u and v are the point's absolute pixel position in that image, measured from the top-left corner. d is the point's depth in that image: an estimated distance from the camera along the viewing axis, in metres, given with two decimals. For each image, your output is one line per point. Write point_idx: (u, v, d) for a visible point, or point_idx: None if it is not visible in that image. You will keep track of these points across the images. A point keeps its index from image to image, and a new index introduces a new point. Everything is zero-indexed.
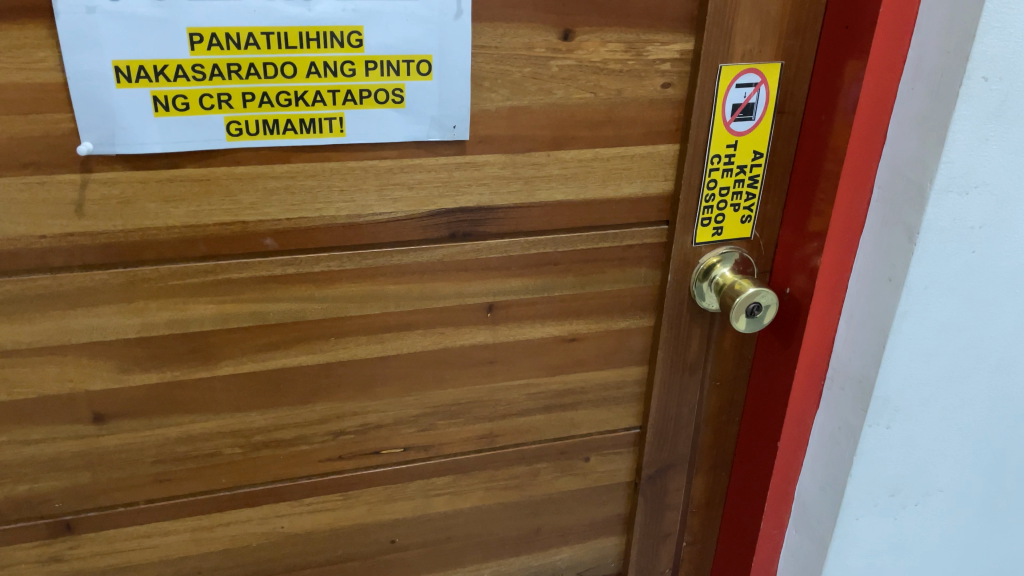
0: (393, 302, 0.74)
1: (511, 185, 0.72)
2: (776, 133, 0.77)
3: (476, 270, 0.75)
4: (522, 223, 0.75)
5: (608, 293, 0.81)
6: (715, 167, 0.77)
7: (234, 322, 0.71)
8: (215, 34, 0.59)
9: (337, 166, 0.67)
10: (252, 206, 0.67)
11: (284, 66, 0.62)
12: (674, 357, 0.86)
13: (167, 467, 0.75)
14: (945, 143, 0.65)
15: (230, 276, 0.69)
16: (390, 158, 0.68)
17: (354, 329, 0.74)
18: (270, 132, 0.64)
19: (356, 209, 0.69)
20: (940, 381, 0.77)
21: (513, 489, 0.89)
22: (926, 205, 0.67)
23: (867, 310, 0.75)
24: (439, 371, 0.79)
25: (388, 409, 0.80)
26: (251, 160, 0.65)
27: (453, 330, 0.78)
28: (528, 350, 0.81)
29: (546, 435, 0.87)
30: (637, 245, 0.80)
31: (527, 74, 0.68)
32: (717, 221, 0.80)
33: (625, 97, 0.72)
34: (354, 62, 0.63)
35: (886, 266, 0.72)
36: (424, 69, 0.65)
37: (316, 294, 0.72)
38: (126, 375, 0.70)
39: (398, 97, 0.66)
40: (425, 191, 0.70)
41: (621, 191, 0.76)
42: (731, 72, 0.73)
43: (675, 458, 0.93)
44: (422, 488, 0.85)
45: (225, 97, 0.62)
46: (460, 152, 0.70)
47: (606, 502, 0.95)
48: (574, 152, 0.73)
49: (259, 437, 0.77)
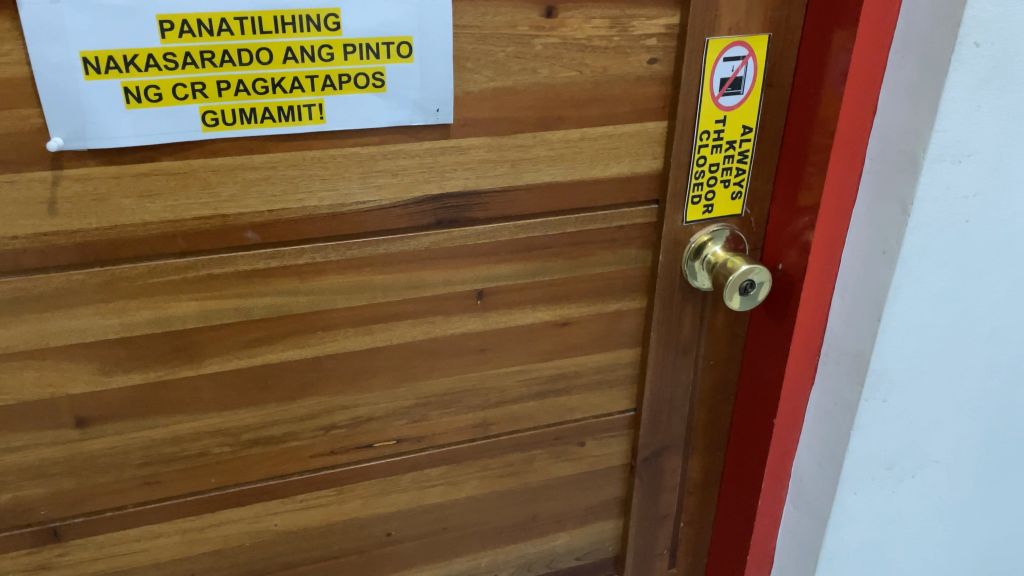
0: (380, 293, 0.73)
1: (497, 168, 0.71)
2: (764, 107, 0.76)
3: (463, 257, 0.74)
4: (509, 207, 0.73)
5: (598, 276, 0.80)
6: (705, 143, 0.76)
7: (217, 319, 0.69)
8: (185, 21, 0.57)
9: (318, 154, 0.65)
10: (231, 199, 0.64)
11: (259, 52, 0.60)
12: (667, 338, 0.85)
13: (154, 469, 0.73)
14: (937, 110, 0.64)
15: (211, 271, 0.67)
16: (372, 144, 0.66)
17: (343, 321, 0.73)
18: (248, 121, 0.62)
19: (339, 198, 0.67)
20: (935, 351, 0.77)
21: (508, 476, 0.88)
22: (919, 176, 0.67)
23: (862, 283, 0.74)
24: (430, 360, 0.78)
25: (379, 402, 0.78)
26: (228, 151, 0.63)
27: (443, 318, 0.76)
28: (520, 336, 0.80)
29: (540, 421, 0.86)
30: (627, 226, 0.79)
31: (511, 54, 0.66)
32: (708, 198, 0.79)
33: (611, 74, 0.70)
34: (332, 46, 0.61)
35: (880, 239, 0.71)
36: (404, 51, 0.63)
37: (301, 286, 0.70)
38: (108, 377, 0.68)
39: (378, 81, 0.64)
40: (409, 177, 0.69)
41: (610, 171, 0.75)
42: (718, 46, 0.71)
43: (670, 438, 0.92)
44: (416, 479, 0.84)
45: (199, 87, 0.60)
46: (444, 137, 0.68)
47: (603, 485, 0.94)
48: (561, 133, 0.71)
49: (248, 436, 0.75)
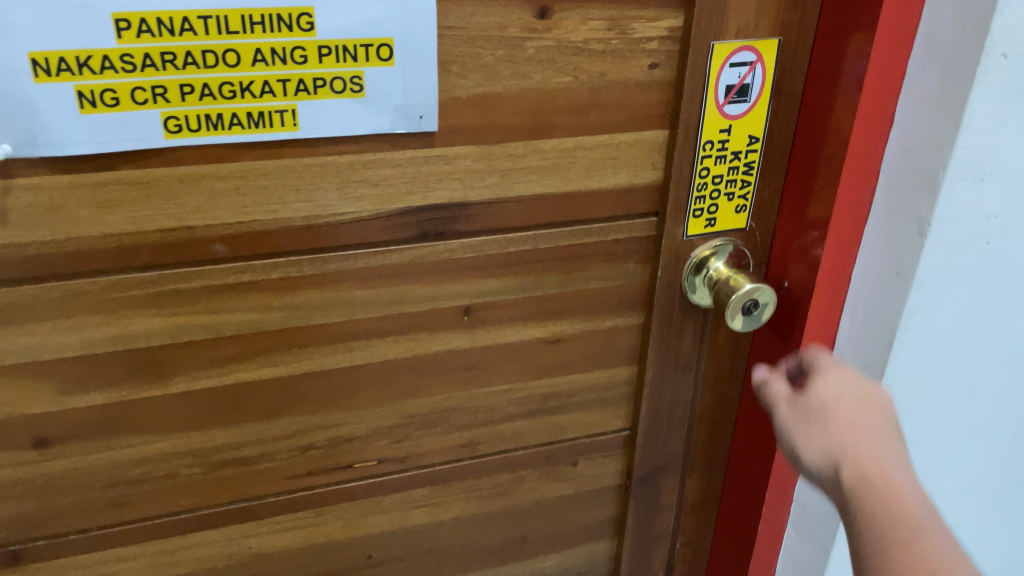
0: (359, 308, 0.68)
1: (486, 178, 0.67)
2: (771, 116, 0.71)
3: (449, 271, 0.70)
4: (498, 219, 0.69)
5: (593, 291, 0.76)
6: (708, 154, 0.71)
7: (185, 336, 0.64)
8: (144, 20, 0.53)
9: (292, 163, 0.61)
10: (198, 210, 0.60)
11: (225, 53, 0.55)
12: (665, 355, 0.81)
13: (120, 491, 0.69)
14: (960, 126, 0.59)
15: (177, 286, 0.62)
16: (350, 152, 0.62)
17: (321, 337, 0.69)
18: (214, 128, 0.58)
19: (315, 209, 0.63)
20: (949, 378, 0.73)
21: (497, 497, 0.84)
22: (938, 195, 0.62)
23: (873, 306, 0.70)
24: (414, 378, 0.74)
25: (360, 422, 0.74)
26: (194, 159, 0.58)
27: (427, 335, 0.72)
28: (510, 353, 0.76)
29: (530, 440, 0.82)
30: (624, 239, 0.74)
31: (501, 57, 0.62)
32: (711, 212, 0.74)
33: (609, 79, 0.66)
34: (305, 48, 0.57)
35: (894, 260, 0.67)
36: (385, 53, 0.59)
37: (275, 302, 0.66)
38: (68, 397, 0.64)
39: (356, 85, 0.59)
40: (391, 187, 0.64)
41: (606, 182, 0.70)
42: (724, 51, 0.67)
43: (667, 459, 0.88)
44: (399, 500, 0.80)
45: (160, 91, 0.55)
46: (428, 145, 0.63)
47: (596, 505, 0.90)
48: (554, 142, 0.67)
49: (219, 456, 0.71)
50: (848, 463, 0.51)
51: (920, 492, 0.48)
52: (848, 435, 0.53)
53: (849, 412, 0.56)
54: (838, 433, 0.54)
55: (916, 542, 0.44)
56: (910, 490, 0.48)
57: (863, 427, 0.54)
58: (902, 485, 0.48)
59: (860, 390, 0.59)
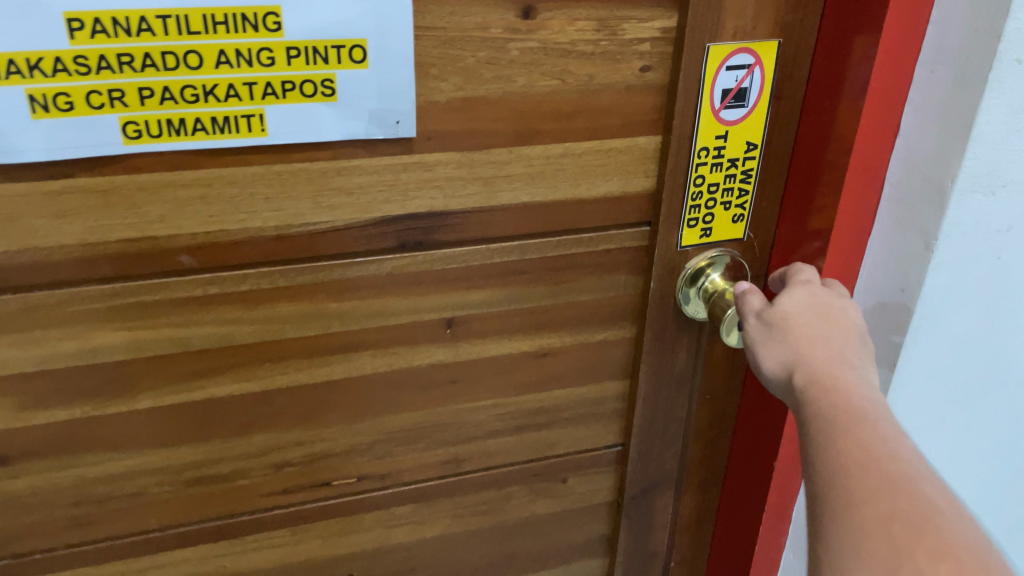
0: (335, 321, 0.65)
1: (468, 186, 0.63)
2: (771, 121, 0.68)
3: (430, 283, 0.66)
4: (481, 228, 0.65)
5: (582, 303, 0.72)
6: (703, 161, 0.68)
7: (151, 350, 0.62)
8: (99, 20, 0.49)
9: (261, 170, 0.58)
10: (161, 219, 0.57)
11: (187, 55, 0.52)
12: (659, 370, 0.77)
13: (85, 510, 0.67)
14: (970, 136, 0.56)
15: (140, 299, 0.59)
16: (323, 159, 0.59)
17: (294, 351, 0.65)
18: (176, 134, 0.55)
19: (286, 218, 0.60)
20: (955, 398, 0.69)
21: (482, 514, 0.81)
22: (946, 209, 0.58)
23: (877, 323, 0.66)
24: (395, 393, 0.71)
25: (337, 438, 0.71)
26: (156, 166, 0.55)
27: (408, 349, 0.69)
28: (495, 367, 0.73)
29: (518, 457, 0.79)
30: (615, 249, 0.71)
31: (482, 59, 0.58)
32: (706, 221, 0.71)
33: (598, 83, 0.62)
34: (272, 49, 0.53)
35: (899, 275, 0.63)
36: (358, 55, 0.55)
37: (245, 315, 0.62)
38: (28, 413, 0.61)
39: (328, 89, 0.56)
40: (367, 196, 0.61)
41: (596, 190, 0.67)
42: (720, 53, 0.63)
43: (661, 476, 0.85)
44: (380, 518, 0.77)
45: (118, 94, 0.52)
46: (407, 152, 0.60)
47: (587, 523, 0.86)
48: (541, 148, 0.64)
49: (190, 474, 0.68)
50: (802, 368, 0.53)
51: (868, 389, 0.49)
52: (804, 340, 0.55)
53: (811, 320, 0.58)
54: (797, 341, 0.56)
55: (858, 426, 0.45)
56: (854, 385, 0.50)
57: (821, 333, 0.56)
58: (846, 382, 0.50)
59: (823, 302, 0.60)
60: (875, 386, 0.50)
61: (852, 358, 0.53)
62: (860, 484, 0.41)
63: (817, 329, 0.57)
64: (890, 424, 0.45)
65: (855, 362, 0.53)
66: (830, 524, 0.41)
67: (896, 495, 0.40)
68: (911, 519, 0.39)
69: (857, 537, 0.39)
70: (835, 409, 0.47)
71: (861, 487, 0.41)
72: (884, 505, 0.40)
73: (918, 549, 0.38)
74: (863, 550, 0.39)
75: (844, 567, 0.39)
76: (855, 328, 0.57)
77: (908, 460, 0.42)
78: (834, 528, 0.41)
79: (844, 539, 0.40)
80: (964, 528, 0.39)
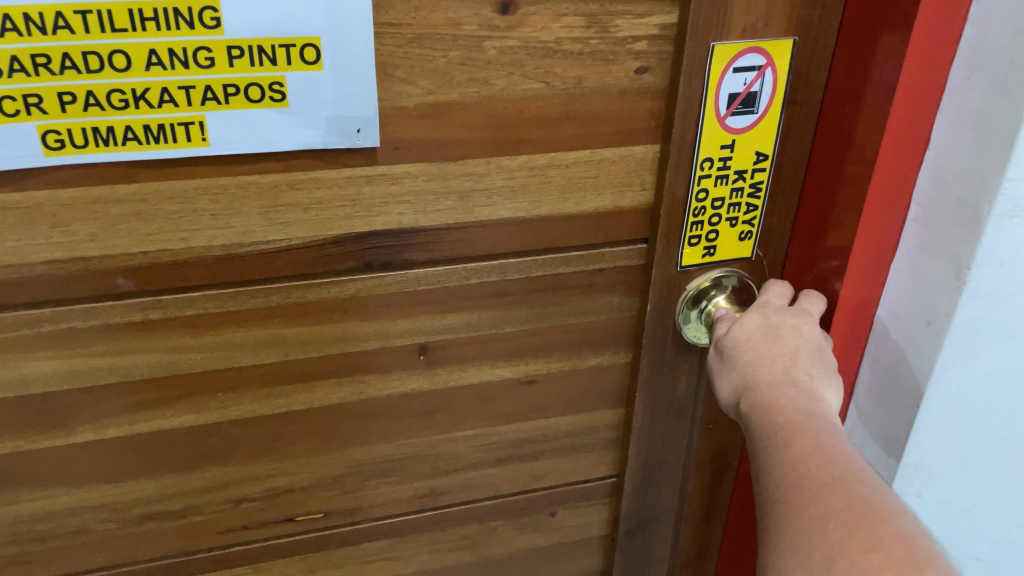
0: (294, 347, 0.59)
1: (441, 201, 0.57)
2: (784, 129, 0.60)
3: (401, 306, 0.60)
4: (457, 247, 0.59)
5: (572, 326, 0.66)
6: (707, 173, 0.60)
7: (88, 379, 0.56)
8: (6, 16, 0.43)
9: (204, 184, 0.51)
10: (92, 238, 0.51)
11: (112, 56, 0.46)
12: (656, 398, 0.71)
13: (24, 548, 0.61)
14: (1012, 153, 0.48)
15: (72, 325, 0.53)
16: (275, 170, 0.52)
17: (250, 380, 0.59)
18: (105, 144, 0.48)
19: (235, 236, 0.54)
20: (985, 439, 0.62)
21: (463, 550, 0.75)
22: (981, 234, 0.51)
23: (899, 357, 0.59)
24: (365, 424, 0.64)
25: (301, 471, 0.65)
26: (83, 180, 0.49)
27: (378, 376, 0.63)
28: (476, 396, 0.66)
29: (501, 489, 0.72)
30: (608, 269, 0.64)
31: (455, 60, 0.52)
32: (709, 239, 0.64)
33: (587, 86, 0.55)
34: (211, 48, 0.47)
35: (925, 305, 0.56)
36: (311, 55, 0.49)
37: (193, 342, 0.56)
38: None
39: (277, 93, 0.50)
40: (326, 212, 0.55)
41: (586, 205, 0.60)
42: (727, 53, 0.56)
43: (659, 509, 0.78)
44: (351, 554, 0.71)
45: (35, 100, 0.46)
46: (370, 163, 0.54)
47: (578, 557, 0.80)
48: (523, 159, 0.57)
49: (138, 510, 0.62)
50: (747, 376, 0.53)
51: (808, 394, 0.49)
52: (749, 348, 0.55)
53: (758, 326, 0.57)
54: (744, 347, 0.56)
55: (796, 430, 0.46)
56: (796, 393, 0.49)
57: (767, 337, 0.56)
58: (787, 393, 0.50)
59: (772, 306, 0.60)
60: (815, 388, 0.50)
61: (800, 366, 0.52)
62: (798, 488, 0.42)
63: (764, 334, 0.56)
64: (827, 427, 0.46)
65: (801, 368, 0.53)
66: (777, 530, 0.42)
67: (829, 494, 0.41)
68: (845, 515, 0.39)
69: (797, 540, 0.40)
70: (775, 419, 0.48)
71: (800, 491, 0.42)
72: (820, 507, 0.41)
73: (852, 543, 0.38)
74: (800, 551, 0.40)
75: (785, 568, 0.40)
76: (808, 332, 0.56)
77: (844, 460, 0.43)
78: (778, 533, 0.41)
79: (786, 542, 0.40)
80: (898, 517, 0.39)
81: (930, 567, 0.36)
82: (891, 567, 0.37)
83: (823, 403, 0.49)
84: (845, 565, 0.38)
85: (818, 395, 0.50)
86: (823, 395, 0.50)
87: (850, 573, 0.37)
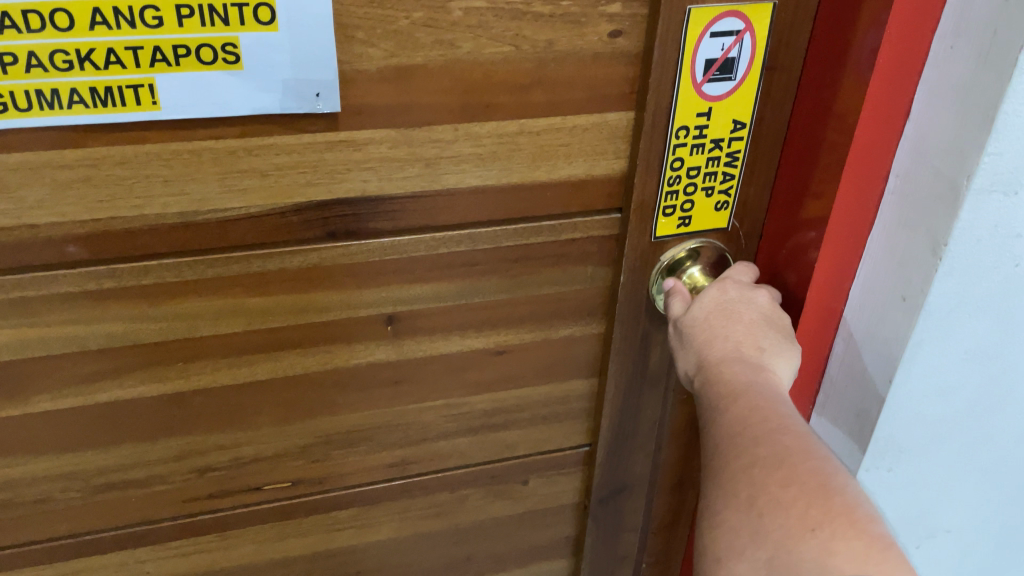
0: (257, 317, 0.58)
1: (407, 168, 0.55)
2: (762, 96, 0.59)
3: (367, 276, 0.59)
4: (424, 216, 0.57)
5: (544, 297, 0.65)
6: (682, 141, 0.59)
7: (43, 349, 0.54)
8: None
9: (157, 149, 0.49)
10: (41, 205, 0.49)
11: (54, 14, 0.43)
12: (629, 369, 0.70)
13: None
14: (992, 127, 0.47)
15: (23, 293, 0.52)
16: (231, 135, 0.50)
17: (212, 350, 0.58)
18: (50, 107, 0.46)
19: (192, 203, 0.52)
20: (958, 415, 0.61)
21: (434, 517, 0.75)
22: (959, 210, 0.50)
23: (872, 333, 0.58)
24: (332, 394, 0.64)
25: (267, 441, 0.64)
26: (29, 144, 0.47)
27: (344, 346, 0.62)
28: (446, 366, 0.65)
29: (472, 459, 0.72)
30: (581, 239, 0.62)
31: (419, 21, 0.49)
32: (685, 208, 0.62)
33: (558, 50, 0.53)
34: (159, 7, 0.45)
35: (899, 281, 0.55)
36: (265, 15, 0.47)
37: (151, 311, 0.55)
38: None
39: (231, 55, 0.47)
40: (286, 179, 0.53)
41: (558, 173, 0.58)
42: (705, 17, 0.54)
43: (631, 479, 0.78)
44: (321, 522, 0.70)
45: None
46: (331, 129, 0.52)
47: (550, 525, 0.80)
48: (492, 125, 0.55)
49: (101, 480, 0.62)
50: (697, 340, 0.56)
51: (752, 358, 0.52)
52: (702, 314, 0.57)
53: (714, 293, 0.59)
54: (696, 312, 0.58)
55: (736, 393, 0.49)
56: (742, 358, 0.52)
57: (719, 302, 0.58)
58: (734, 357, 0.52)
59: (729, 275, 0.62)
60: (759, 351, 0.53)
61: (749, 332, 0.55)
62: (733, 442, 0.45)
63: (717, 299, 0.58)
64: (765, 389, 0.49)
65: (750, 332, 0.55)
66: (712, 477, 0.45)
67: (757, 444, 0.44)
68: (768, 460, 0.43)
69: (726, 484, 0.44)
70: (719, 382, 0.51)
71: (733, 444, 0.45)
72: (747, 456, 0.44)
73: (773, 482, 0.42)
74: (731, 495, 0.43)
75: (717, 512, 0.43)
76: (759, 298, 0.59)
77: (777, 416, 0.46)
78: (712, 480, 0.45)
79: (719, 487, 0.44)
80: (816, 457, 0.43)
81: (839, 495, 0.40)
82: (805, 497, 0.40)
83: (768, 365, 0.52)
84: (766, 500, 0.41)
85: (764, 356, 0.53)
86: (769, 356, 0.53)
87: (771, 507, 0.41)
